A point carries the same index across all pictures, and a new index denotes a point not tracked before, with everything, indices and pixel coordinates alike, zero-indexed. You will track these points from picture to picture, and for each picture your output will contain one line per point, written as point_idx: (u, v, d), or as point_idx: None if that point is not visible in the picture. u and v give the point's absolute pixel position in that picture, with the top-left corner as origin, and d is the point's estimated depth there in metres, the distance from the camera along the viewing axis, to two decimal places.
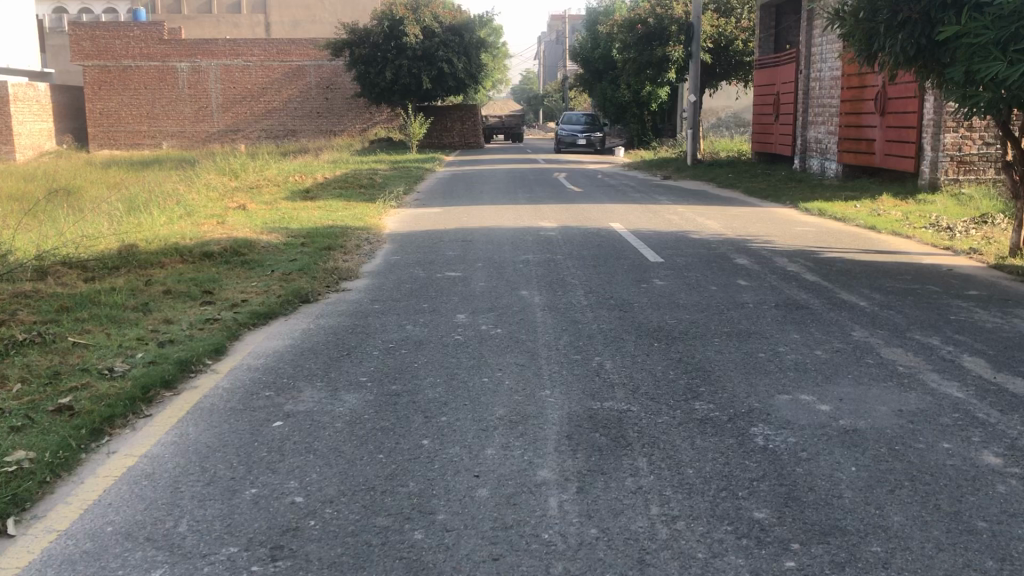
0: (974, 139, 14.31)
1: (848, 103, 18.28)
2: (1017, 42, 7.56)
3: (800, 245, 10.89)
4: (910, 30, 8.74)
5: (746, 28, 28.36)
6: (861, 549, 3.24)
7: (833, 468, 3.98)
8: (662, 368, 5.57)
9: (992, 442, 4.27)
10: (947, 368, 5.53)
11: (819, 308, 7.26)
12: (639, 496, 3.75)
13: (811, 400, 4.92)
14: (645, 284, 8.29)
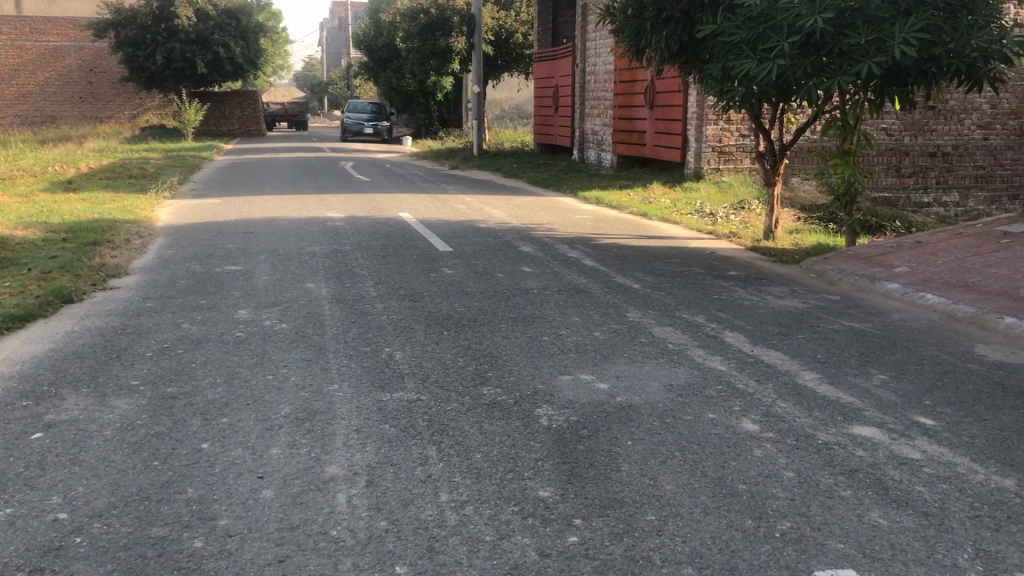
0: (733, 131, 15.45)
1: (621, 96, 19.20)
2: (765, 42, 8.24)
3: (580, 232, 11.34)
4: (673, 26, 9.31)
5: (524, 22, 29.10)
6: (637, 519, 3.43)
7: (611, 443, 4.18)
8: (450, 356, 5.62)
9: (750, 410, 4.64)
10: (712, 344, 5.95)
11: (599, 292, 7.59)
12: (428, 484, 3.77)
13: (591, 379, 5.15)
14: (434, 273, 8.34)
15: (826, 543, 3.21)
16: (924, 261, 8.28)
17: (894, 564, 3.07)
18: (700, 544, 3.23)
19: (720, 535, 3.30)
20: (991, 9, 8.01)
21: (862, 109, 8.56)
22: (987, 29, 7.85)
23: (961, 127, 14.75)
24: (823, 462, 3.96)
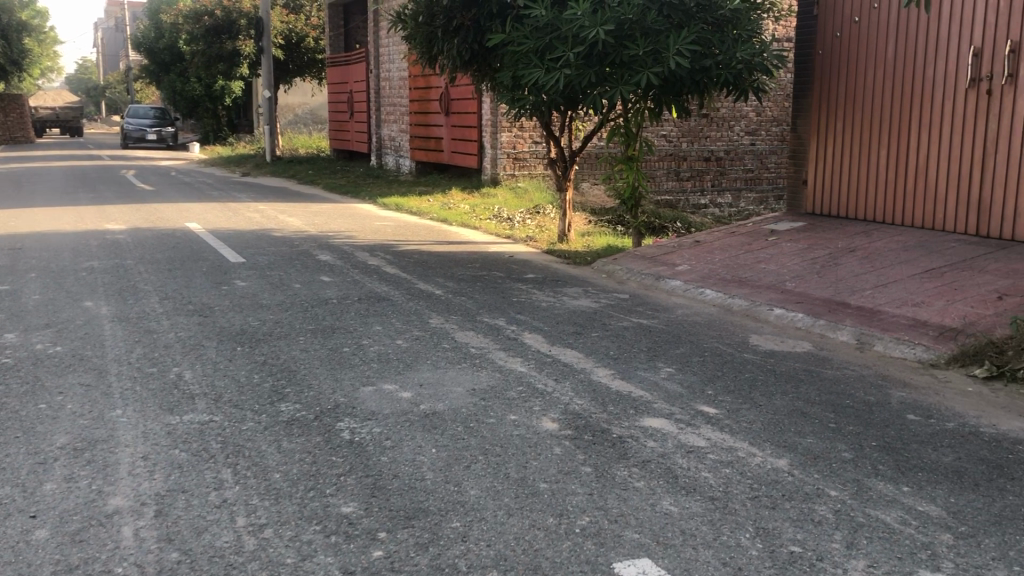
0: (526, 138, 15.83)
1: (416, 102, 19.24)
2: (551, 52, 8.51)
3: (379, 239, 11.24)
4: (463, 35, 9.43)
5: (314, 26, 28.55)
6: (442, 527, 3.42)
7: (414, 452, 4.16)
8: (245, 373, 5.39)
9: (550, 409, 4.76)
10: (512, 346, 6.06)
11: (399, 299, 7.55)
12: (224, 510, 3.59)
13: (393, 389, 5.10)
14: (226, 286, 7.99)
15: (623, 535, 3.34)
16: (703, 259, 8.83)
17: (685, 548, 3.23)
18: (505, 547, 3.27)
19: (524, 536, 3.35)
20: (752, 24, 8.67)
21: (643, 116, 9.01)
22: (750, 43, 8.48)
23: (732, 133, 15.89)
24: (618, 456, 4.12)
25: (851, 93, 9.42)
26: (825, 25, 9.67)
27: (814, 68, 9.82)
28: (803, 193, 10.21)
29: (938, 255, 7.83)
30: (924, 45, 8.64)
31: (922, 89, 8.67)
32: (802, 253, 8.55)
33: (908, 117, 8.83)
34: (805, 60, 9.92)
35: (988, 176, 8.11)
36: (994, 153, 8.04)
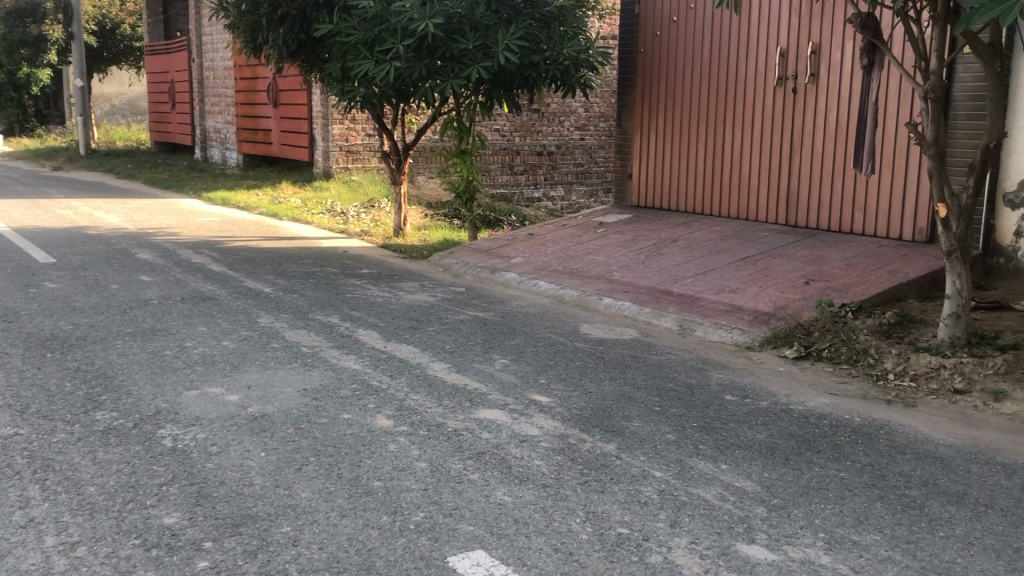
0: (359, 130, 15.55)
1: (243, 93, 18.52)
2: (381, 44, 8.40)
3: (205, 236, 10.77)
4: (289, 25, 9.14)
5: (130, 12, 27.01)
6: (271, 533, 3.31)
7: (242, 457, 4.01)
8: (55, 381, 5.03)
9: (384, 406, 4.71)
10: (345, 343, 5.95)
11: (227, 298, 7.26)
12: (30, 529, 3.33)
13: (220, 392, 4.89)
14: (34, 288, 7.43)
15: (457, 528, 3.35)
16: (536, 251, 8.98)
17: (518, 537, 3.28)
18: (337, 548, 3.20)
19: (357, 536, 3.30)
20: (578, 22, 8.99)
21: (474, 110, 9.07)
22: (575, 40, 8.82)
23: (563, 128, 16.21)
24: (453, 449, 4.12)
25: (671, 91, 9.82)
26: (645, 24, 10.02)
27: (637, 65, 10.16)
28: (629, 186, 10.56)
29: (752, 244, 8.30)
30: (735, 46, 9.12)
31: (735, 87, 9.15)
32: (629, 243, 8.86)
33: (723, 113, 9.30)
34: (628, 57, 10.25)
35: (795, 169, 8.67)
36: (800, 147, 8.60)
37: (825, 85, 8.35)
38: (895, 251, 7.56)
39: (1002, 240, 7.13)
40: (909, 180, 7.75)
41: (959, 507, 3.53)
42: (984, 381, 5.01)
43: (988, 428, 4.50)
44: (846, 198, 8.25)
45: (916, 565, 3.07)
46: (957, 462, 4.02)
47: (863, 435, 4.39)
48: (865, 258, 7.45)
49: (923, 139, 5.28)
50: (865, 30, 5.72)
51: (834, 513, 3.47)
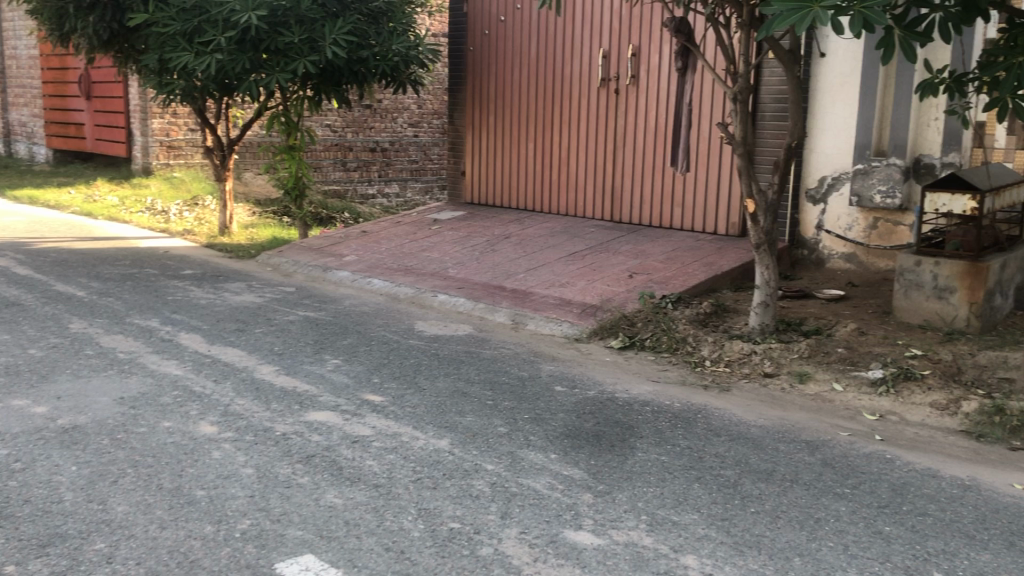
0: (180, 125, 14.76)
1: (51, 84, 17.32)
2: (201, 35, 8.05)
3: (8, 237, 9.99)
4: (99, 13, 8.60)
5: None
6: (82, 551, 3.12)
7: (51, 472, 3.75)
8: None
9: (208, 412, 4.53)
10: (166, 348, 5.67)
11: (34, 304, 6.77)
12: None
13: (25, 405, 4.56)
14: None
15: (285, 533, 3.27)
16: (369, 249, 8.88)
17: (348, 539, 3.23)
18: (156, 562, 3.06)
19: (178, 548, 3.16)
20: (407, 17, 8.99)
21: (303, 106, 8.86)
22: (405, 36, 8.80)
23: (396, 125, 16.01)
24: (281, 453, 4.02)
25: (501, 89, 9.95)
26: (474, 22, 10.09)
27: (467, 63, 10.23)
28: (462, 182, 10.63)
29: (580, 239, 8.53)
30: (560, 46, 9.33)
31: (561, 87, 9.37)
32: (461, 240, 8.91)
33: (551, 111, 9.51)
34: (457, 56, 10.30)
35: (619, 167, 8.99)
36: (623, 146, 8.92)
37: (646, 87, 8.69)
38: (711, 245, 7.98)
39: (805, 233, 7.67)
40: (723, 178, 8.20)
41: (767, 484, 3.77)
42: (789, 364, 5.37)
43: (794, 408, 4.83)
44: (667, 195, 8.64)
45: (729, 541, 3.25)
46: (766, 441, 4.30)
47: (682, 419, 4.61)
48: (684, 252, 7.82)
49: (732, 138, 5.59)
50: (680, 35, 6.00)
51: (655, 496, 3.63)
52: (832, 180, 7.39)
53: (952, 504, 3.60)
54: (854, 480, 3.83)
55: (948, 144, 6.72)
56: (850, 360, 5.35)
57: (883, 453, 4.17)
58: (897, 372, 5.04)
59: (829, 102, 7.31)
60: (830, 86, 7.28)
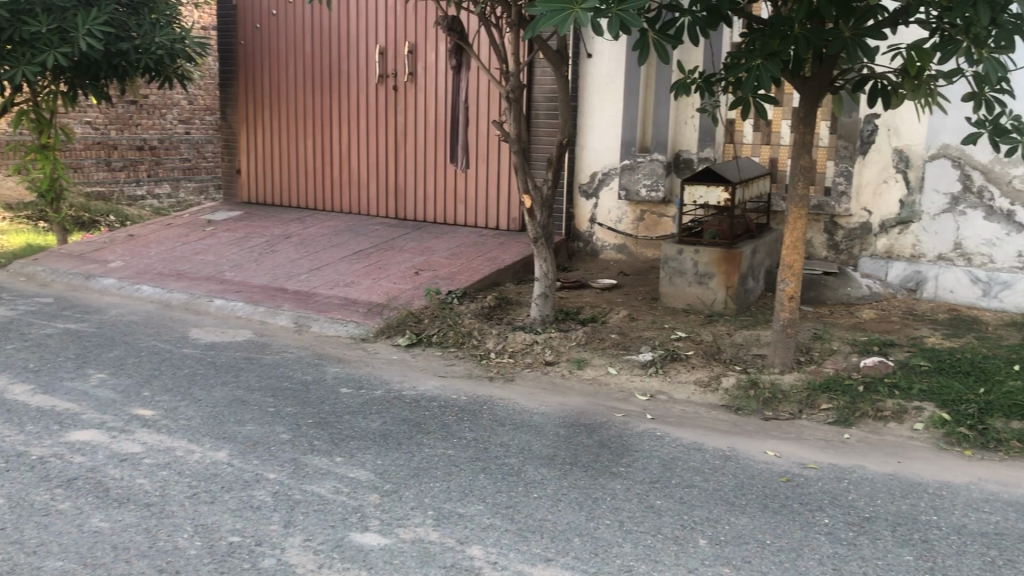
0: None
1: None
2: None
3: None
4: None
5: None
6: None
7: None
8: None
9: None
10: None
11: None
12: None
13: None
14: None
15: (43, 565, 3.01)
16: (137, 254, 8.35)
17: (116, 564, 3.03)
18: None
19: None
20: (170, 8, 8.46)
21: (55, 101, 8.17)
22: (169, 29, 8.28)
23: (164, 121, 13.82)
24: (38, 479, 3.69)
25: (275, 85, 9.63)
26: (244, 15, 9.68)
27: (238, 57, 9.81)
28: (237, 181, 10.21)
29: (363, 238, 8.44)
30: (334, 42, 9.16)
31: (339, 83, 9.21)
32: (239, 242, 8.56)
33: (328, 108, 9.33)
34: (227, 50, 9.85)
35: (400, 165, 8.98)
36: (404, 144, 8.92)
37: (423, 85, 8.73)
38: (493, 240, 8.14)
39: (580, 226, 7.99)
40: (502, 174, 8.39)
41: (549, 469, 3.90)
42: (568, 352, 5.58)
43: (574, 394, 5.02)
44: (449, 191, 8.74)
45: (513, 527, 3.33)
46: (549, 428, 4.44)
47: (468, 412, 4.67)
48: (467, 247, 7.92)
49: (508, 136, 5.71)
50: (452, 33, 6.07)
51: (442, 490, 3.66)
52: (603, 175, 7.74)
53: (714, 474, 3.88)
54: (628, 459, 4.04)
55: (703, 141, 7.27)
56: (623, 345, 5.63)
57: (655, 432, 4.42)
58: (665, 354, 5.35)
59: (596, 101, 7.65)
60: (597, 86, 7.62)
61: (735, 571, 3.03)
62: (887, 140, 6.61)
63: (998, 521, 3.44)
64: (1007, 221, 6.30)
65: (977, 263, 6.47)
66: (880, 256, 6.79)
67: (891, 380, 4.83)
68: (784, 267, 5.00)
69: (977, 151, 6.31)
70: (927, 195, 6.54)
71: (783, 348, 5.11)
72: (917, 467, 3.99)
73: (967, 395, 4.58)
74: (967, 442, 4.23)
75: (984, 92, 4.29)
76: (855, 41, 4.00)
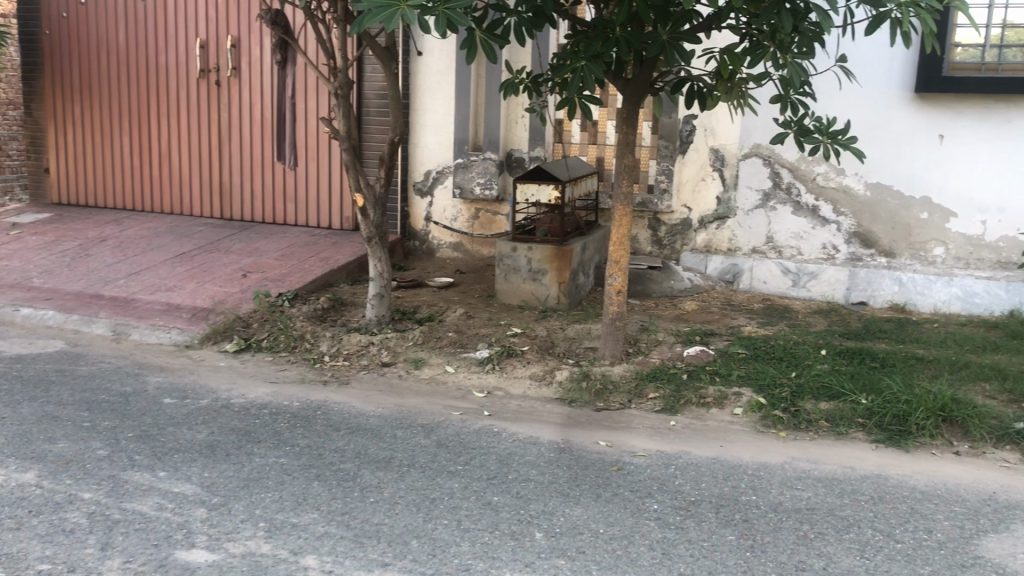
0: None
1: None
2: None
3: None
4: None
5: None
6: None
7: None
8: None
9: None
10: None
11: None
12: None
13: None
14: None
15: None
16: None
17: None
18: None
19: None
20: None
21: None
22: None
23: None
24: None
25: (86, 79, 9.04)
26: (48, 3, 9.01)
27: (44, 48, 9.13)
28: (46, 181, 9.53)
29: (186, 240, 8.06)
30: (150, 35, 8.69)
31: (157, 78, 8.75)
32: (47, 246, 7.98)
33: (146, 104, 8.84)
34: (29, 39, 9.14)
35: (225, 163, 8.64)
36: (228, 141, 8.58)
37: (248, 80, 8.43)
38: (325, 240, 7.97)
39: (415, 225, 7.94)
40: (332, 172, 8.23)
41: (385, 472, 3.85)
42: (405, 352, 5.53)
43: (410, 394, 4.98)
44: (277, 190, 8.49)
45: (349, 534, 3.26)
46: (385, 430, 4.38)
47: (301, 418, 4.54)
48: (298, 248, 7.71)
49: (338, 133, 5.58)
50: (276, 27, 5.89)
51: (273, 500, 3.54)
52: (436, 174, 7.73)
53: (549, 467, 3.95)
54: (466, 457, 4.04)
55: (533, 140, 7.40)
56: (459, 343, 5.64)
57: (491, 428, 4.45)
58: (501, 350, 5.39)
59: (428, 100, 7.62)
60: (427, 84, 7.59)
61: (570, 561, 3.10)
62: (704, 140, 6.93)
63: (810, 497, 3.68)
64: (812, 215, 6.76)
65: (787, 255, 6.91)
66: (700, 251, 7.13)
67: (712, 367, 5.09)
68: (612, 262, 5.15)
69: (785, 150, 6.73)
70: (741, 192, 6.91)
71: (612, 340, 5.27)
72: (737, 450, 4.21)
73: (780, 379, 4.89)
74: (781, 424, 4.49)
75: (789, 95, 4.55)
76: (672, 44, 4.16)
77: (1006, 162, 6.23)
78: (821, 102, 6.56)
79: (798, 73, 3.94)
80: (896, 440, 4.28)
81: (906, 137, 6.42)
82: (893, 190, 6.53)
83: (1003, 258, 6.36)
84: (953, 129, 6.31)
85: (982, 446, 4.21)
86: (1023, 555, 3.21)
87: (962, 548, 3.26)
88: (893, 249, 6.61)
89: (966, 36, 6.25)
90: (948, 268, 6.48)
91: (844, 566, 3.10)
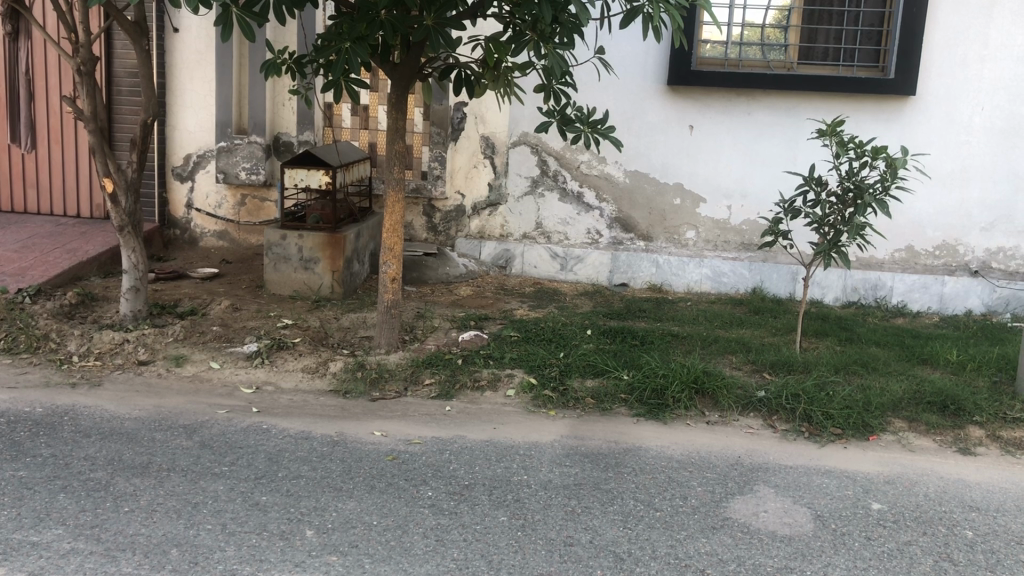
0: None
1: None
2: None
3: None
4: None
5: None
6: None
7: None
8: None
9: None
10: None
11: None
12: None
13: None
14: None
15: None
16: None
17: None
18: None
19: None
20: None
21: None
22: None
23: None
24: None
25: None
26: None
27: None
28: None
29: None
30: None
31: None
32: None
33: None
34: None
35: None
36: None
37: None
38: (74, 229, 7.33)
39: (176, 212, 7.47)
40: (79, 157, 7.57)
41: (142, 478, 3.59)
42: (164, 350, 5.20)
43: (171, 394, 4.69)
44: (15, 173, 7.71)
45: (99, 549, 3.01)
46: (143, 433, 4.09)
47: (45, 426, 4.14)
48: (41, 239, 7.03)
49: (82, 113, 5.10)
50: None
51: (9, 519, 3.20)
52: (198, 158, 7.31)
53: (321, 461, 3.84)
54: (233, 456, 3.86)
55: (302, 125, 7.19)
56: (225, 338, 5.38)
57: (260, 425, 4.28)
58: (270, 344, 5.20)
59: (186, 80, 7.18)
60: (185, 64, 7.15)
61: (342, 557, 3.03)
62: (475, 127, 7.01)
63: (576, 473, 3.82)
64: (577, 202, 7.02)
65: (555, 240, 7.14)
66: (474, 237, 7.21)
67: (485, 351, 5.18)
68: (386, 250, 5.08)
69: (551, 138, 6.94)
70: (511, 178, 7.05)
71: (388, 328, 5.22)
72: (508, 431, 4.30)
73: (550, 359, 5.06)
74: (551, 403, 4.64)
75: (552, 84, 4.66)
76: (437, 30, 4.10)
77: (746, 151, 6.75)
78: (582, 92, 6.82)
79: (559, 63, 4.02)
80: (655, 413, 4.53)
81: (661, 127, 6.81)
82: (650, 178, 6.91)
83: (746, 241, 6.89)
84: (701, 120, 6.75)
85: (729, 415, 4.55)
86: (765, 513, 3.50)
87: (712, 511, 3.51)
88: (651, 233, 7.01)
89: (712, 33, 6.70)
90: (699, 251, 6.96)
91: (607, 538, 3.24)
